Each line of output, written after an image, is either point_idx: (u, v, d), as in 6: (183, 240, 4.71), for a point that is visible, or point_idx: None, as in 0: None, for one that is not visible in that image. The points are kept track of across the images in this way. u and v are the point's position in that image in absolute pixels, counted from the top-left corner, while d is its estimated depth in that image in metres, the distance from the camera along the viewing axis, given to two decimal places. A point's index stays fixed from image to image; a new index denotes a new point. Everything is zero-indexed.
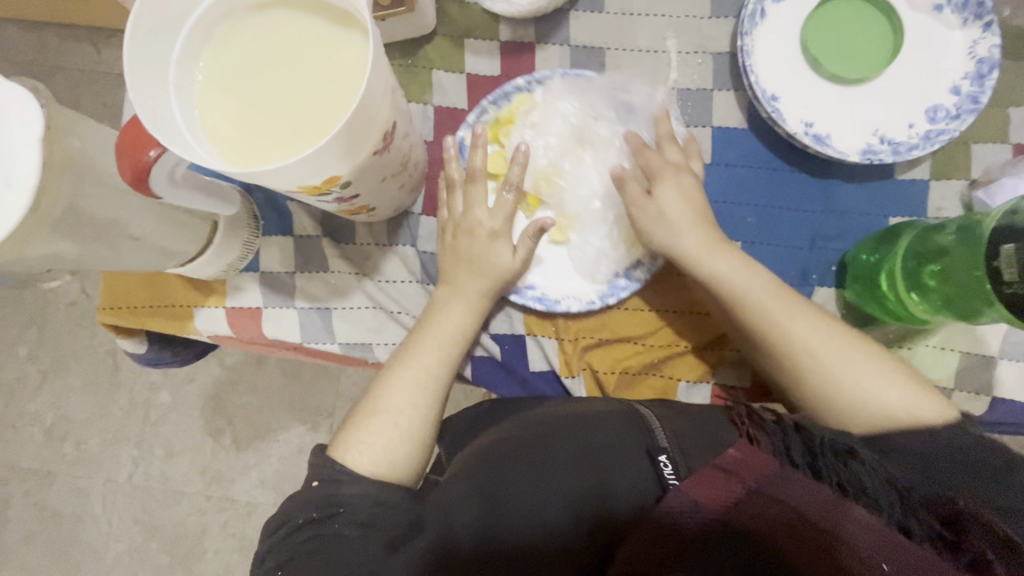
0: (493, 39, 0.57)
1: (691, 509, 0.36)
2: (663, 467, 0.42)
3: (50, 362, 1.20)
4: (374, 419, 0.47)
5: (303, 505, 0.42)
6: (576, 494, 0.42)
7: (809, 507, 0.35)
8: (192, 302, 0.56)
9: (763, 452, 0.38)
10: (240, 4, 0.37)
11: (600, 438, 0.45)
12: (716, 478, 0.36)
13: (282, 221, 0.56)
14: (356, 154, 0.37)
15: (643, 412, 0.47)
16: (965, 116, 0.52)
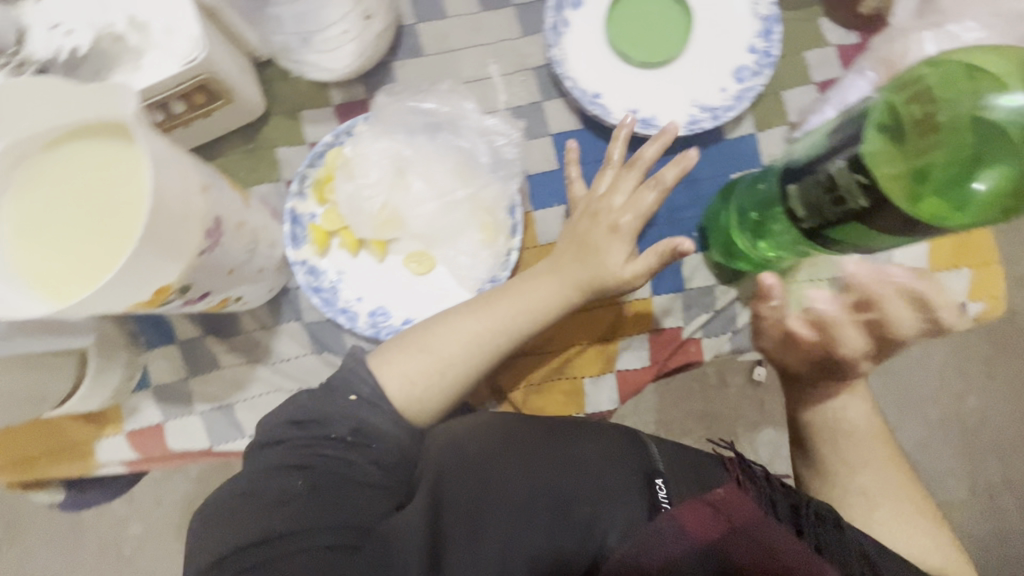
0: (326, 105, 0.59)
1: (679, 536, 0.41)
2: (658, 491, 0.45)
3: (5, 531, 1.16)
4: (412, 351, 0.46)
5: (336, 423, 0.42)
6: (568, 497, 0.44)
7: (785, 550, 0.41)
8: (89, 437, 0.55)
9: (747, 496, 0.43)
10: (25, 145, 0.37)
11: (598, 449, 0.47)
12: (705, 512, 0.42)
13: (161, 331, 0.55)
14: (178, 260, 0.37)
15: (644, 437, 0.50)
16: (764, 71, 0.57)
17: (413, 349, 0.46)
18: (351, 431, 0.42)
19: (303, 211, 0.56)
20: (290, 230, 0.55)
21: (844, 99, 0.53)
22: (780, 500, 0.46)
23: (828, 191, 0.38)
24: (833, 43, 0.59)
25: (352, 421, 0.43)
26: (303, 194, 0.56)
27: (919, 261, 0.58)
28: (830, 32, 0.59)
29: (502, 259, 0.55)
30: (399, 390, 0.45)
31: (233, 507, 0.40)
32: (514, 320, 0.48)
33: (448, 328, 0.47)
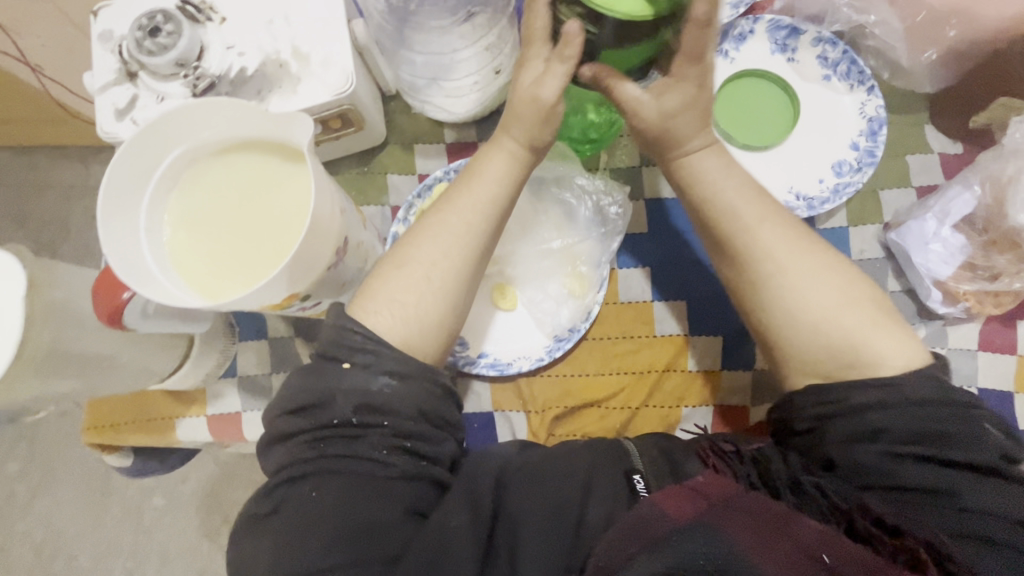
0: (439, 142, 0.63)
1: (659, 518, 0.38)
2: (638, 486, 0.43)
3: (41, 478, 1.26)
4: (402, 270, 0.45)
5: (338, 402, 0.41)
6: (563, 502, 0.42)
7: (762, 525, 0.38)
8: (173, 414, 0.58)
9: (724, 477, 0.41)
10: (200, 151, 0.42)
11: (587, 453, 0.45)
12: (682, 496, 0.39)
13: (256, 326, 0.59)
14: (313, 273, 0.41)
15: (626, 439, 0.47)
16: (865, 168, 0.58)
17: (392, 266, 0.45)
18: (354, 411, 0.40)
19: (403, 236, 0.59)
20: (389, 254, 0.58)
21: (947, 211, 0.54)
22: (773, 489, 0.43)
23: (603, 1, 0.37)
24: (937, 152, 0.60)
25: (355, 395, 0.41)
26: (407, 220, 0.59)
27: (1004, 379, 0.56)
28: (935, 140, 0.60)
29: (581, 309, 0.58)
30: (380, 304, 0.44)
31: (265, 527, 0.40)
32: (487, 189, 0.46)
33: (424, 239, 0.46)
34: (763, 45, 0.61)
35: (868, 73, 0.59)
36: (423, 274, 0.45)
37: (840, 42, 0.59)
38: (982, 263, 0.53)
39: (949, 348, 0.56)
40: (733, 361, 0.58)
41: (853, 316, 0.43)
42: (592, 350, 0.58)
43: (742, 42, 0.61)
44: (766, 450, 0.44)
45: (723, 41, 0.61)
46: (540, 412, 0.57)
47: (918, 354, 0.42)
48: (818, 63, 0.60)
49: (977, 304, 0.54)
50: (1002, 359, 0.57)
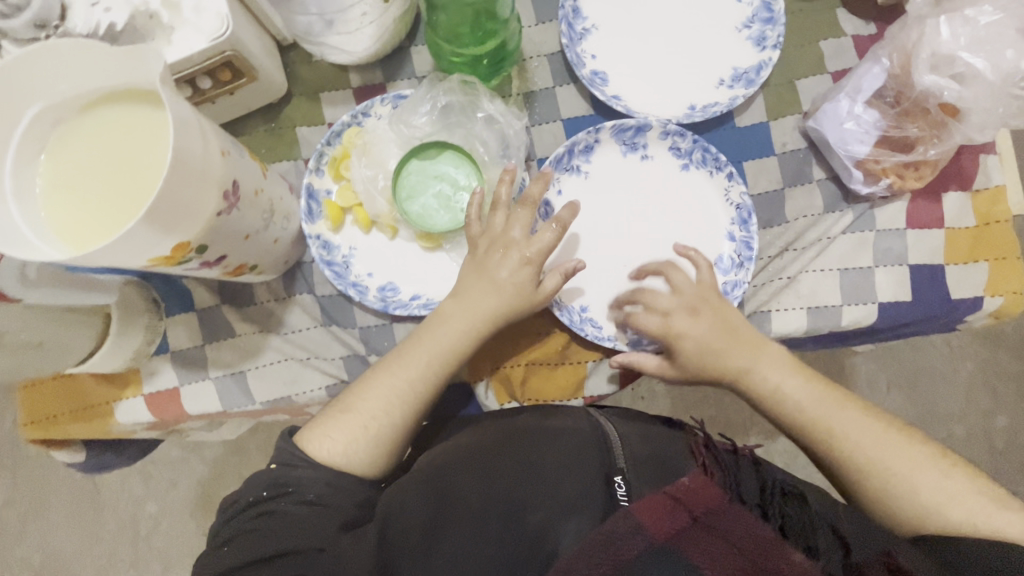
0: (344, 88, 0.61)
1: (636, 534, 0.37)
2: (617, 489, 0.45)
3: (28, 503, 1.25)
4: (344, 418, 0.48)
5: (253, 483, 0.46)
6: (524, 502, 0.44)
7: (747, 545, 0.37)
8: (110, 398, 0.57)
9: (713, 486, 0.40)
10: (65, 108, 0.40)
11: (560, 451, 0.47)
12: (663, 508, 0.38)
13: (181, 298, 0.58)
14: (197, 218, 0.40)
15: (608, 432, 0.50)
16: (746, 263, 0.56)
17: (335, 410, 0.49)
18: (266, 486, 0.45)
19: (319, 187, 0.58)
20: (305, 205, 0.57)
21: (861, 89, 0.53)
22: (746, 483, 0.45)
23: None
24: (849, 35, 0.59)
25: (272, 478, 0.45)
26: (319, 170, 0.58)
27: (935, 254, 0.56)
28: (846, 23, 0.59)
29: None
30: (314, 447, 0.47)
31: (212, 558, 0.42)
32: None
33: (367, 390, 0.50)
34: (613, 151, 0.58)
35: (723, 158, 0.56)
36: (360, 423, 0.48)
37: (688, 132, 0.56)
38: (897, 137, 0.52)
39: (876, 230, 0.57)
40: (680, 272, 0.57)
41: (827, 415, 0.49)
42: None
43: (591, 152, 0.58)
44: (761, 467, 0.48)
45: (571, 158, 0.57)
46: (478, 345, 0.57)
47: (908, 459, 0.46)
48: None
49: (898, 180, 0.54)
50: (932, 235, 0.57)
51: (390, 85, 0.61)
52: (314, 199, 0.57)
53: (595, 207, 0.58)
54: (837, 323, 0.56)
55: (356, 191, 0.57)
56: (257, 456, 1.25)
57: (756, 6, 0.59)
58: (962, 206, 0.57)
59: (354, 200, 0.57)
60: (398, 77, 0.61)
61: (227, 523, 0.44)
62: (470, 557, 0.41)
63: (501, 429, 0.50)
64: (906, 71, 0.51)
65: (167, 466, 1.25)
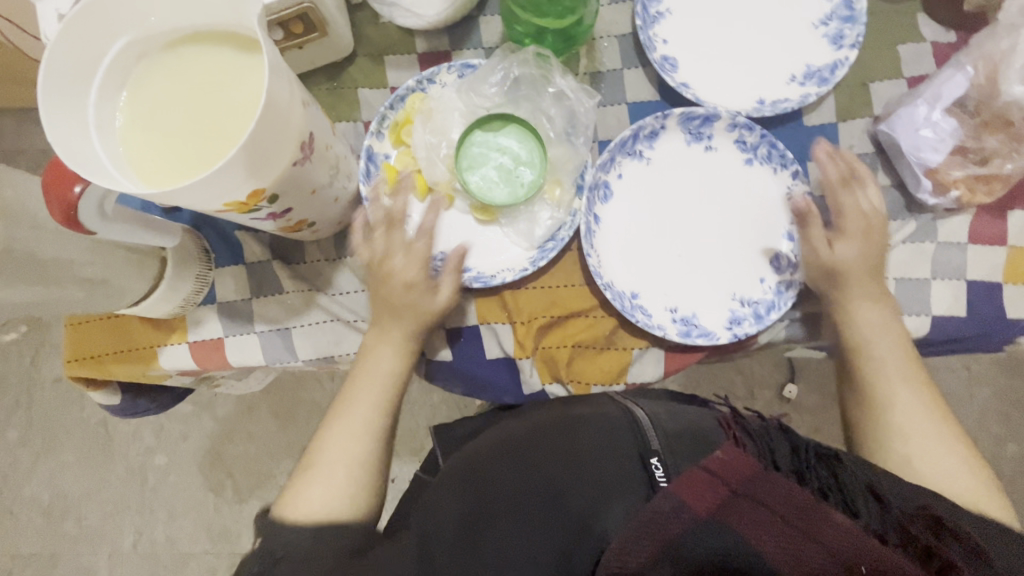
0: (409, 53, 0.60)
1: (678, 510, 0.40)
2: (656, 470, 0.45)
3: (42, 442, 1.26)
4: (311, 475, 0.50)
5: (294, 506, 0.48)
6: (563, 489, 0.45)
7: (785, 509, 0.40)
8: (154, 343, 0.58)
9: (748, 455, 0.42)
10: (150, 45, 0.40)
11: (592, 436, 0.48)
12: (704, 483, 0.41)
13: (231, 249, 0.58)
14: (275, 167, 0.39)
15: (637, 414, 0.50)
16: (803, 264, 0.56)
17: (313, 475, 0.50)
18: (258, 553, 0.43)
19: (378, 150, 0.57)
20: (364, 166, 0.56)
21: (942, 96, 0.52)
22: (779, 447, 0.46)
23: None
24: (929, 41, 0.57)
25: (290, 515, 0.47)
26: (380, 134, 0.57)
27: (995, 271, 0.56)
28: (927, 28, 0.58)
29: (567, 220, 0.55)
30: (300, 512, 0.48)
31: None
32: None
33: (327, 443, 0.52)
34: (676, 139, 0.57)
35: (790, 155, 0.56)
36: (320, 470, 0.50)
37: (756, 126, 0.55)
38: (972, 148, 0.51)
39: (938, 242, 0.56)
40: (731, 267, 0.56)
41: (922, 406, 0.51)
42: (576, 259, 0.56)
43: (655, 138, 0.57)
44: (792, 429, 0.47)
45: (634, 143, 0.57)
46: (525, 323, 0.56)
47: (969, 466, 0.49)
48: None
49: (967, 193, 0.52)
50: (993, 251, 0.56)
51: (456, 53, 0.60)
52: (373, 162, 0.57)
53: (653, 193, 0.57)
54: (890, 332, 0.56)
55: (416, 158, 0.56)
56: (270, 417, 1.26)
57: (837, 3, 0.58)
58: None
59: (413, 167, 0.56)
60: (464, 46, 0.60)
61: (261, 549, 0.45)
62: (518, 551, 0.42)
63: (526, 420, 0.52)
64: (991, 81, 0.49)
65: (180, 419, 1.26)
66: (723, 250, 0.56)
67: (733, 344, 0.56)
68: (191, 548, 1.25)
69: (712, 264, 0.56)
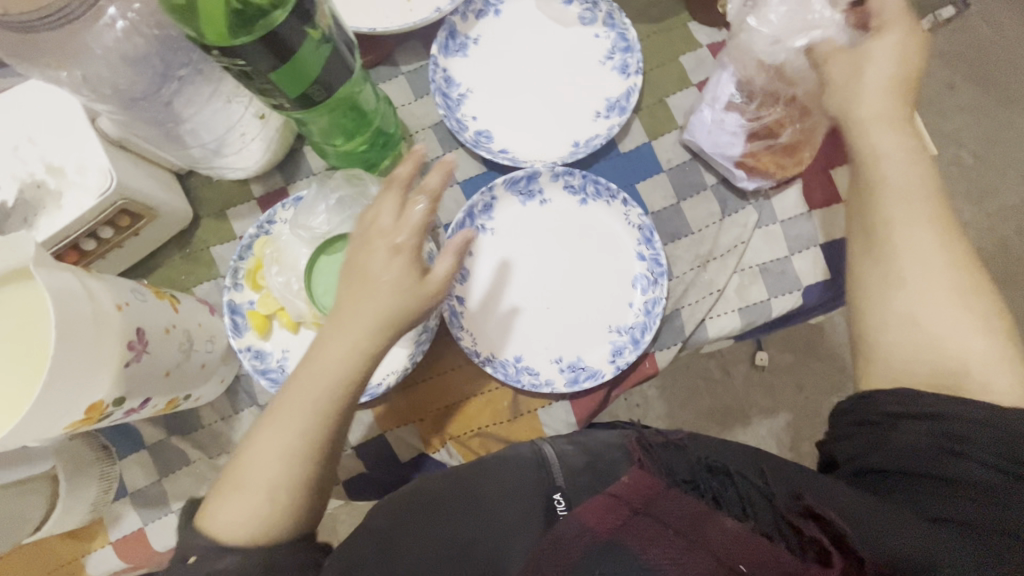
0: (249, 200, 0.63)
1: (583, 535, 0.39)
2: (557, 505, 0.47)
3: None
4: None
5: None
6: (472, 541, 0.44)
7: (681, 523, 0.38)
8: (79, 554, 0.58)
9: (651, 475, 0.42)
10: None
11: (503, 480, 0.48)
12: (605, 505, 0.40)
13: (130, 438, 0.59)
14: (103, 379, 0.41)
15: (546, 450, 0.51)
16: (660, 280, 0.57)
17: None
18: None
19: (241, 301, 0.59)
20: (230, 321, 0.58)
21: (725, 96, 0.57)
22: (678, 466, 0.44)
23: (231, 59, 0.39)
24: (705, 44, 0.62)
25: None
26: (238, 285, 0.59)
27: (840, 227, 0.58)
28: (700, 35, 0.62)
29: None
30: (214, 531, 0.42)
31: None
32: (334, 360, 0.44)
33: None
34: (512, 203, 0.60)
35: (616, 185, 0.59)
36: None
37: (576, 169, 0.59)
38: (760, 128, 0.57)
39: (779, 221, 0.59)
40: (601, 300, 0.58)
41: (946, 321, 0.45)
42: (455, 343, 0.58)
43: (492, 209, 0.60)
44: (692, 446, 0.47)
45: (474, 219, 0.60)
46: (426, 417, 0.57)
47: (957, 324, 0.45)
48: (559, 15, 0.64)
49: (775, 164, 0.57)
50: (832, 211, 0.59)
51: (291, 186, 0.63)
52: (238, 314, 0.59)
53: (508, 256, 0.59)
54: (769, 316, 0.58)
55: (276, 297, 0.58)
56: None
57: (613, 38, 0.62)
58: None
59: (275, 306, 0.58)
60: (297, 177, 0.63)
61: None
62: None
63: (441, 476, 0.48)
64: None
65: None
66: (585, 290, 0.58)
67: (627, 373, 0.57)
68: None
69: (581, 305, 0.58)
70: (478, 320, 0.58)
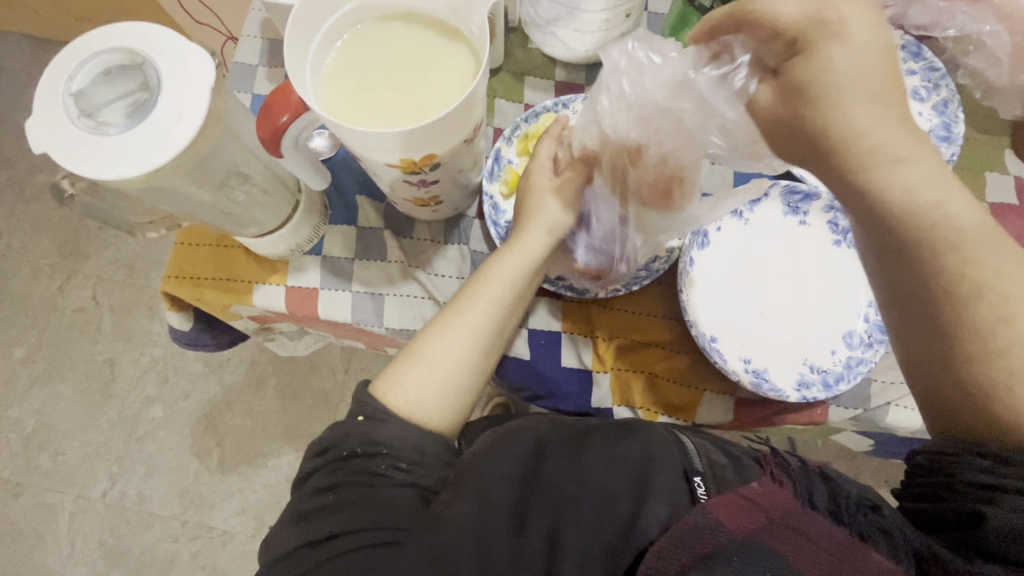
0: (549, 78, 0.66)
1: (717, 529, 0.41)
2: (698, 487, 0.47)
3: (83, 375, 1.47)
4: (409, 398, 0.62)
5: (347, 438, 0.50)
6: (614, 494, 0.48)
7: (824, 545, 0.40)
8: (253, 279, 0.61)
9: (785, 490, 0.43)
10: (371, 14, 0.45)
11: (638, 447, 0.51)
12: (740, 506, 0.42)
13: (349, 211, 0.62)
14: (451, 140, 0.45)
15: (684, 438, 0.52)
16: (876, 345, 0.58)
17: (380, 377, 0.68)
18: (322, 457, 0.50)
19: (505, 154, 0.62)
20: (489, 166, 0.61)
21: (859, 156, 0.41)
22: (818, 491, 0.43)
23: None
24: (1012, 174, 0.64)
25: (363, 434, 0.49)
26: (510, 140, 0.62)
27: None
28: (1011, 165, 0.64)
29: (665, 255, 0.59)
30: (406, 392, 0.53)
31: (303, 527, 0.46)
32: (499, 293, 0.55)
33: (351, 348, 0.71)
34: (775, 209, 0.62)
35: None
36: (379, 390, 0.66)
37: None
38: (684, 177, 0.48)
39: None
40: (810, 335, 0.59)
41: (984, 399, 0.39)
42: (663, 294, 0.60)
43: (756, 204, 0.62)
44: (834, 475, 0.45)
45: (738, 203, 0.62)
46: (606, 339, 0.59)
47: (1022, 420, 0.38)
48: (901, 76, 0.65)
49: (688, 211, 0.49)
50: None
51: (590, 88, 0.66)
52: (498, 163, 0.62)
53: (746, 252, 0.61)
54: None
55: None
56: (273, 401, 1.44)
57: (936, 123, 0.63)
58: None
59: None
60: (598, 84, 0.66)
61: (298, 503, 0.49)
62: (579, 544, 0.46)
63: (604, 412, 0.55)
64: None
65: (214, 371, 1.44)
66: (801, 317, 0.60)
67: (799, 406, 0.58)
68: (162, 506, 1.40)
69: (789, 329, 0.59)
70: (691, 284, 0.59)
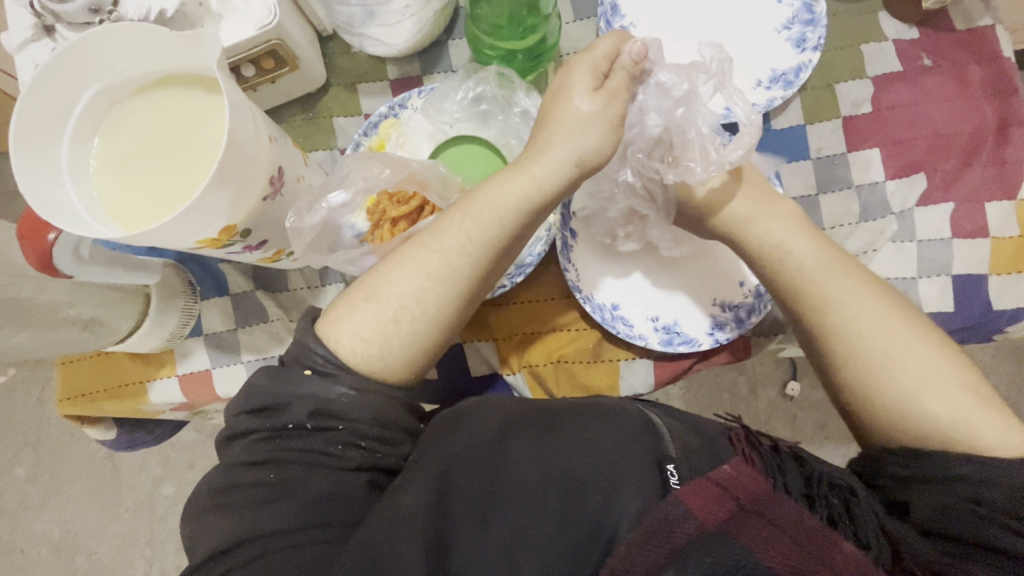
0: (382, 80, 0.61)
1: (687, 519, 0.38)
2: (671, 477, 0.40)
3: (86, 474, 1.49)
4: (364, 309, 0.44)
5: (293, 407, 0.40)
6: (583, 483, 0.41)
7: (796, 532, 0.37)
8: (144, 378, 0.59)
9: (756, 472, 0.40)
10: (120, 92, 0.41)
11: (612, 431, 0.43)
12: (710, 494, 0.38)
13: (216, 282, 0.59)
14: (243, 204, 0.41)
15: (653, 418, 0.45)
16: None
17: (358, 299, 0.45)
18: (262, 415, 0.41)
19: None
20: None
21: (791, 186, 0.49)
22: (791, 476, 0.42)
23: None
24: (890, 40, 0.59)
25: (312, 402, 0.40)
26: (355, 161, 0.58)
27: (979, 263, 0.56)
28: (887, 29, 0.59)
29: (543, 234, 0.55)
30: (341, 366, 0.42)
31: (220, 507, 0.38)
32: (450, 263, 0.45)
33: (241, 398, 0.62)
34: None
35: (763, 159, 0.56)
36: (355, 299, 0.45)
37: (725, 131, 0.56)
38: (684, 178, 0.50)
39: (917, 240, 0.57)
40: (714, 274, 0.56)
41: (956, 382, 0.41)
42: (554, 274, 0.57)
43: None
44: (804, 455, 0.44)
45: None
46: (508, 338, 0.57)
47: (996, 423, 0.40)
48: None
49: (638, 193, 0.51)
50: (976, 244, 0.56)
51: (427, 78, 0.62)
52: None
53: None
54: None
55: None
56: None
57: (798, 7, 0.58)
58: (1007, 216, 0.56)
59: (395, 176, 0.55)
60: (435, 70, 0.62)
61: (226, 473, 0.41)
62: (542, 537, 0.39)
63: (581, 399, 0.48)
64: None
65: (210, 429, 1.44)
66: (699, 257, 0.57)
67: (720, 348, 0.56)
68: None
69: (691, 273, 0.57)
70: (581, 261, 0.56)
